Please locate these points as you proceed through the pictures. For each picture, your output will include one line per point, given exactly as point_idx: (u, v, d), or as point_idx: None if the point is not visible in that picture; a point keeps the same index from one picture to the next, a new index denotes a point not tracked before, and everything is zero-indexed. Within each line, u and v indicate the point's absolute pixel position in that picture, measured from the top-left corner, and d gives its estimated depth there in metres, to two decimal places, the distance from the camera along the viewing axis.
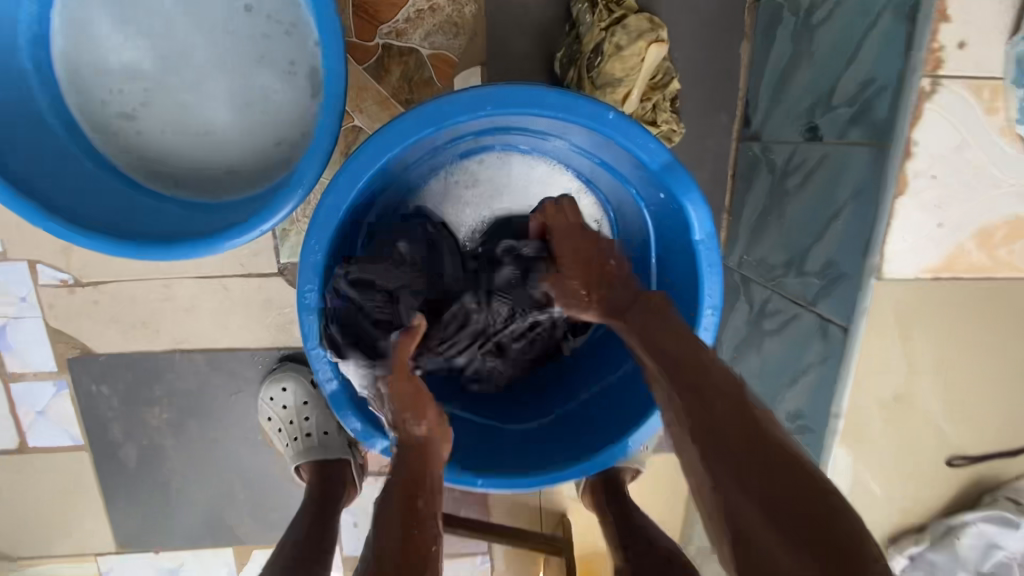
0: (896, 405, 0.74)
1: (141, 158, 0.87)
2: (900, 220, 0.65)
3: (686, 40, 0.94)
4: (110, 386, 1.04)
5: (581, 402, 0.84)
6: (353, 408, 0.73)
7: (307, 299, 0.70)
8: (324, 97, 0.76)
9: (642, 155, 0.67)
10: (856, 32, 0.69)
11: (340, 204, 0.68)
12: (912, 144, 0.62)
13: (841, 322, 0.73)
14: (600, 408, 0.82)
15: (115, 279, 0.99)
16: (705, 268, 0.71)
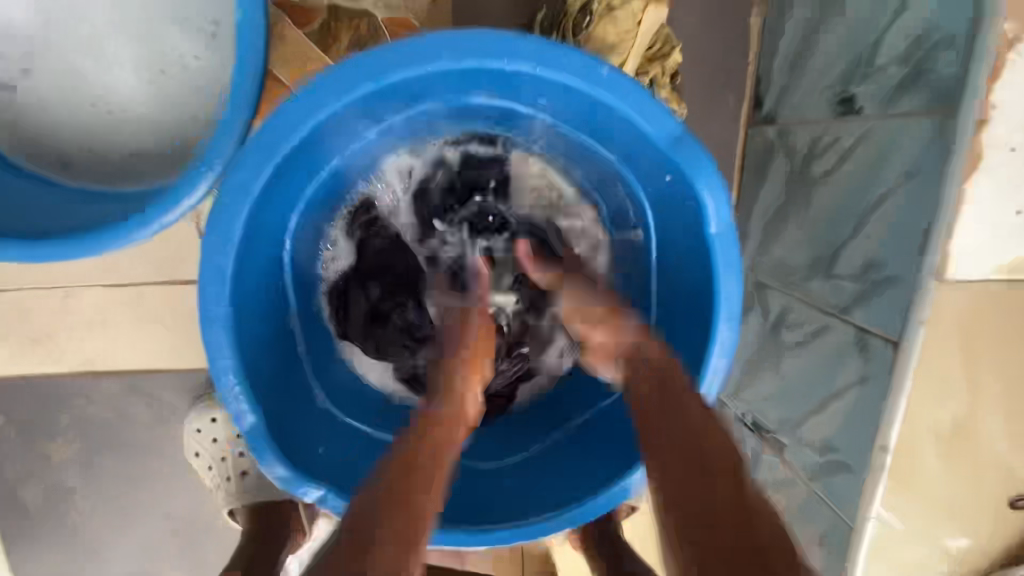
0: (956, 439, 0.59)
1: (20, 135, 0.70)
2: (973, 204, 0.51)
3: (688, 6, 0.80)
4: (5, 417, 0.87)
5: (552, 445, 0.69)
6: (277, 454, 0.57)
7: (208, 311, 0.54)
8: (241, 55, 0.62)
9: (645, 125, 0.54)
10: None
11: (253, 182, 0.53)
12: (990, 107, 0.48)
13: (891, 335, 0.58)
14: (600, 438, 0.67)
15: (6, 288, 0.82)
16: (720, 268, 0.57)
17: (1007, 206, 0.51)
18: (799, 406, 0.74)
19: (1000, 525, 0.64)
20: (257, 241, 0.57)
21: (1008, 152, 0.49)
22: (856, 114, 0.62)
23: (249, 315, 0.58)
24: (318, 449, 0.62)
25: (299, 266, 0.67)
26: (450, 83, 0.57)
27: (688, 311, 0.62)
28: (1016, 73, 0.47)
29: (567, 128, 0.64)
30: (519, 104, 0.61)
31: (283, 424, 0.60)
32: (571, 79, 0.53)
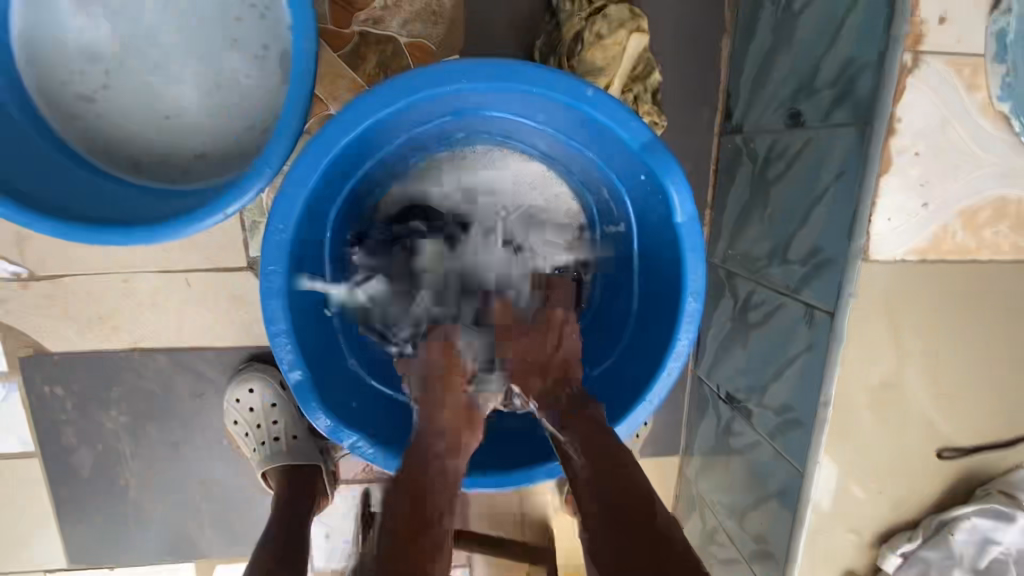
0: (884, 394, 0.72)
1: (102, 143, 0.83)
2: (886, 199, 0.64)
3: (668, 33, 0.93)
4: (64, 388, 0.98)
5: None
6: (321, 407, 0.70)
7: (269, 282, 0.66)
8: (293, 73, 0.73)
9: (624, 134, 0.67)
10: (837, 15, 0.68)
11: (307, 179, 0.66)
12: (895, 121, 0.61)
13: (827, 307, 0.71)
14: None
15: (73, 273, 0.93)
16: (687, 250, 0.69)
17: (914, 200, 0.64)
18: (762, 376, 0.86)
19: (928, 471, 0.76)
20: (306, 228, 0.69)
21: (913, 156, 0.63)
22: (801, 126, 0.75)
23: (300, 291, 0.70)
24: (351, 407, 0.74)
25: (336, 252, 0.78)
26: (466, 99, 0.70)
27: (663, 289, 0.75)
28: (914, 94, 0.61)
29: (561, 136, 0.76)
30: (523, 117, 0.74)
31: (325, 383, 0.72)
32: (564, 97, 0.66)
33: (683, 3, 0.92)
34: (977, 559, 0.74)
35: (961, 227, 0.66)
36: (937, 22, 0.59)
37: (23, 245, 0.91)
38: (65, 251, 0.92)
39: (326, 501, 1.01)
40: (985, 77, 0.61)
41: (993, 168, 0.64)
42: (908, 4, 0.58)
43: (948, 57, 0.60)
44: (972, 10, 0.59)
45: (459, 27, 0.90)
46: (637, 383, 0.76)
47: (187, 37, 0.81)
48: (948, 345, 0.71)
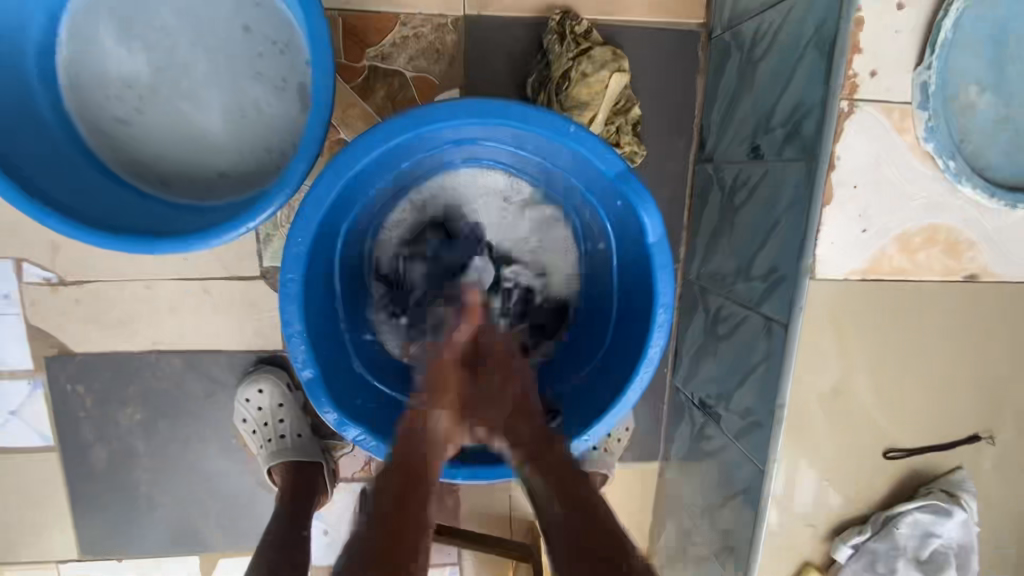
0: (833, 398, 0.80)
1: (133, 161, 0.92)
2: (830, 225, 0.73)
3: (647, 72, 1.04)
4: (85, 386, 1.05)
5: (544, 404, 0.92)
6: (329, 402, 0.78)
7: (287, 289, 0.75)
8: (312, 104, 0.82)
9: (602, 165, 0.76)
10: (789, 64, 0.79)
11: (323, 199, 0.75)
12: (835, 157, 0.71)
13: (782, 320, 0.79)
14: (568, 406, 0.90)
15: (99, 279, 1.01)
16: (658, 268, 0.78)
17: (854, 226, 0.73)
18: (729, 383, 0.94)
19: (875, 471, 0.84)
20: (321, 241, 0.78)
21: (851, 189, 0.72)
22: (761, 159, 0.85)
23: (313, 297, 0.79)
24: (356, 403, 0.83)
25: (346, 264, 0.87)
26: (465, 132, 0.79)
27: (638, 302, 0.84)
28: (849, 135, 0.71)
29: (549, 164, 0.85)
30: (516, 147, 0.83)
31: (333, 380, 0.80)
32: (549, 132, 0.75)
33: (661, 46, 1.03)
34: (919, 550, 0.83)
35: (897, 250, 0.75)
36: (869, 75, 0.69)
37: (55, 252, 1.00)
38: (92, 259, 1.01)
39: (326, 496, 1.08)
40: (912, 121, 0.71)
41: (923, 201, 0.74)
42: (842, 60, 0.69)
43: (879, 104, 0.70)
44: (900, 65, 0.69)
45: (460, 62, 1.01)
46: (612, 389, 0.85)
47: (215, 69, 0.91)
48: (890, 355, 0.79)
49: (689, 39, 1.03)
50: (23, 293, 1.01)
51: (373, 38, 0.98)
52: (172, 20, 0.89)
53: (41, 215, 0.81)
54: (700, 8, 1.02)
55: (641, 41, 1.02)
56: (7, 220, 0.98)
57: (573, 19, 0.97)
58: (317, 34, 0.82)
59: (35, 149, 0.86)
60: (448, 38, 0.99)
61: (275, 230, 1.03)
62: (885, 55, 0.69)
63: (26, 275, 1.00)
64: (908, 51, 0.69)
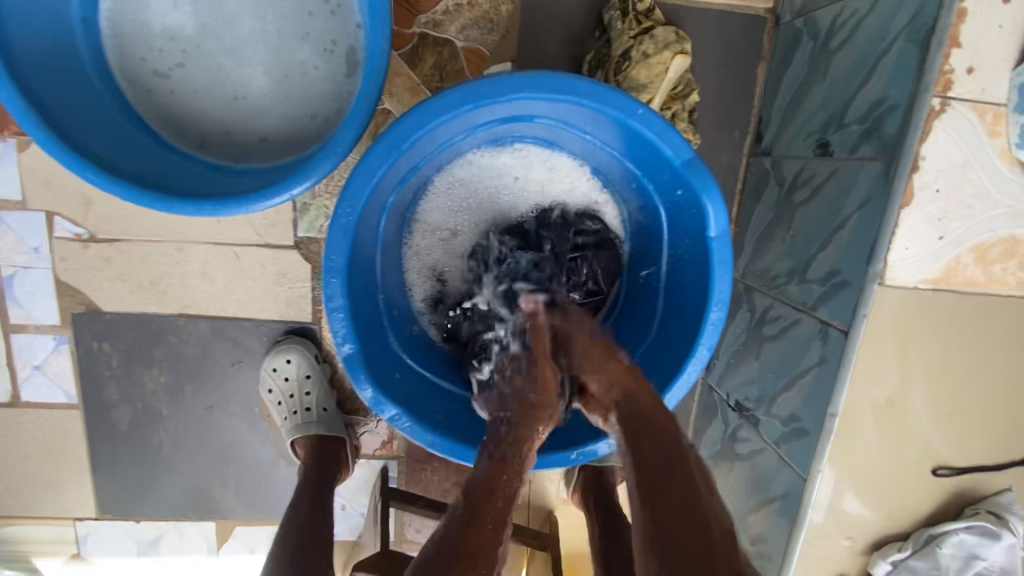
0: (888, 410, 0.77)
1: (174, 118, 0.89)
2: (905, 228, 0.69)
3: (708, 57, 0.99)
4: (112, 345, 1.03)
5: None
6: (369, 378, 0.76)
7: (331, 262, 0.72)
8: (365, 72, 0.79)
9: (668, 149, 0.72)
10: (871, 56, 0.74)
11: (375, 170, 0.71)
12: (920, 158, 0.67)
13: (841, 325, 0.76)
14: None
15: (130, 238, 0.99)
16: (716, 263, 0.75)
17: (931, 232, 0.69)
18: (772, 386, 0.91)
19: (922, 487, 0.81)
20: (367, 215, 0.75)
21: (932, 193, 0.68)
22: (829, 155, 0.81)
23: (356, 270, 0.76)
24: (395, 382, 0.81)
25: (388, 238, 0.84)
26: (526, 106, 0.75)
27: (689, 297, 0.80)
28: (938, 136, 0.66)
29: (605, 146, 0.81)
30: (575, 126, 0.79)
31: (371, 357, 0.78)
32: (616, 111, 0.70)
33: (725, 31, 0.98)
34: (962, 571, 0.80)
35: (972, 261, 0.71)
36: (965, 72, 0.64)
37: (87, 208, 0.97)
38: (125, 217, 0.98)
39: (347, 472, 1.07)
40: (1005, 124, 0.66)
41: (1006, 209, 0.69)
42: (938, 53, 0.64)
43: (971, 104, 0.65)
44: (999, 62, 0.64)
45: (514, 36, 0.96)
46: (650, 390, 0.82)
47: (261, 27, 0.87)
48: (951, 369, 0.75)
49: (754, 26, 0.98)
50: (52, 247, 0.98)
51: (425, 4, 0.94)
52: None
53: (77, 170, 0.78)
54: None
55: (704, 24, 0.98)
56: (37, 170, 0.94)
57: None
58: None
59: (74, 98, 0.83)
60: (503, 8, 0.95)
61: (311, 200, 1.00)
62: (985, 51, 0.64)
63: (56, 229, 0.97)
64: (1011, 48, 0.64)
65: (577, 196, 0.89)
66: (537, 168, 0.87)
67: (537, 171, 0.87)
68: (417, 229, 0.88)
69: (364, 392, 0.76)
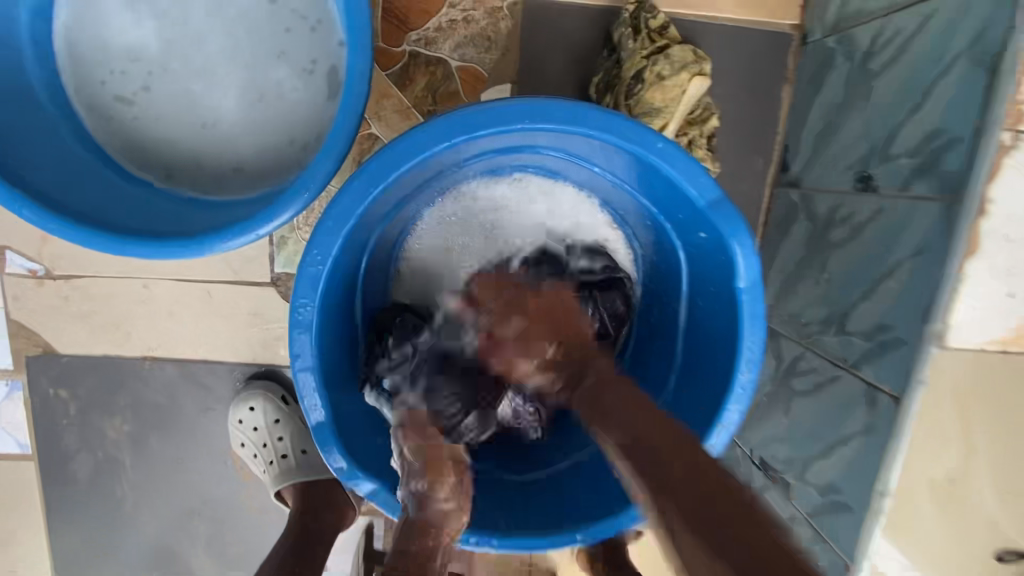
0: (948, 487, 0.65)
1: (136, 146, 0.80)
2: (970, 282, 0.59)
3: (728, 79, 0.90)
4: (69, 391, 0.94)
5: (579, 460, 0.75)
6: (341, 449, 0.66)
7: (300, 316, 0.62)
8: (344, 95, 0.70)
9: (690, 189, 0.61)
10: (923, 80, 0.65)
11: (351, 212, 0.62)
12: (987, 201, 0.57)
13: (893, 391, 0.66)
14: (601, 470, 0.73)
15: (90, 275, 0.90)
16: (746, 318, 0.65)
17: (999, 288, 0.59)
18: (806, 449, 0.80)
19: None
20: (343, 261, 0.66)
21: (1002, 242, 0.58)
22: (872, 192, 0.71)
23: (329, 323, 0.66)
24: (376, 448, 0.71)
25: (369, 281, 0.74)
26: (526, 137, 0.65)
27: (713, 353, 0.70)
28: (1010, 177, 0.56)
29: (615, 179, 0.72)
30: (583, 158, 0.70)
31: (345, 421, 0.68)
32: (630, 145, 0.60)
33: (747, 51, 0.89)
34: None
35: None
36: None
37: (43, 242, 0.88)
38: (85, 252, 0.89)
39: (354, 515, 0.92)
40: None
41: None
42: (1013, 80, 0.53)
43: None
44: None
45: (514, 55, 0.87)
46: None
47: (234, 46, 0.78)
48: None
49: (779, 45, 0.89)
50: (4, 285, 0.89)
51: (417, 20, 0.85)
52: None
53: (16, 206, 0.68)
54: (795, 7, 0.88)
55: (724, 42, 0.89)
56: None
57: (649, 11, 0.83)
58: (356, 10, 0.69)
59: (20, 124, 0.74)
60: (502, 24, 0.86)
61: (290, 233, 0.90)
62: None
63: (9, 265, 0.88)
64: None
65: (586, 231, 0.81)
66: (539, 200, 0.79)
67: (539, 200, 0.79)
68: (409, 267, 0.81)
69: (338, 464, 0.66)
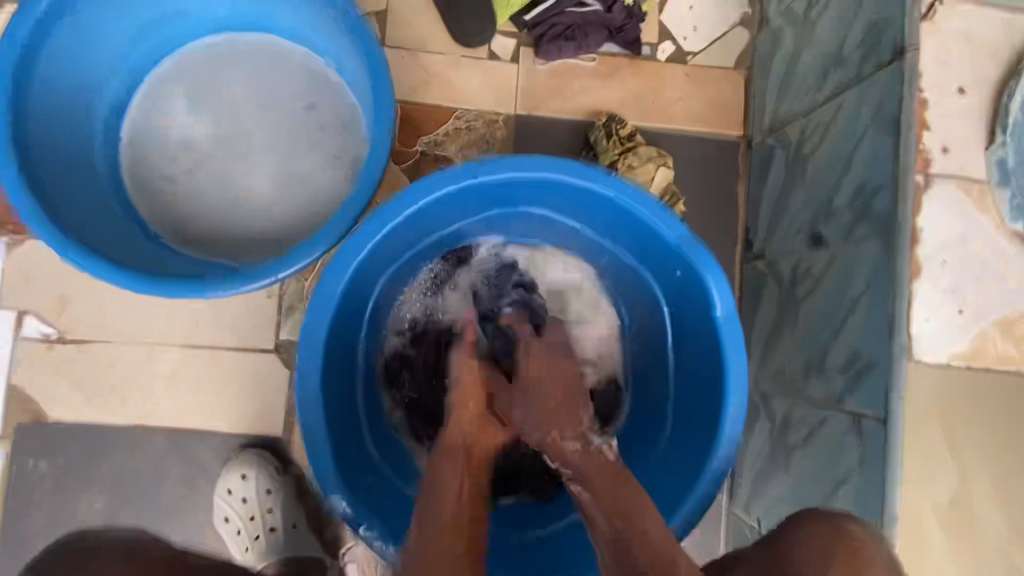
0: (954, 512, 0.67)
1: (175, 218, 0.91)
2: (919, 299, 0.66)
3: (691, 175, 1.06)
4: (51, 462, 0.92)
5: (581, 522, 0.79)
6: (339, 485, 0.66)
7: (312, 337, 0.67)
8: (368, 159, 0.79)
9: (664, 230, 0.71)
10: (845, 150, 0.78)
11: (365, 244, 0.69)
12: (917, 230, 0.66)
13: (876, 414, 0.68)
14: None
15: (102, 340, 0.93)
16: (729, 344, 0.69)
17: (948, 304, 0.66)
18: (812, 500, 0.79)
19: None
20: (353, 294, 0.71)
21: (939, 264, 0.66)
22: (824, 245, 0.81)
23: (336, 355, 0.71)
24: (366, 484, 0.71)
25: (374, 321, 0.80)
26: (523, 192, 0.74)
27: (705, 385, 0.74)
28: (930, 210, 0.66)
29: (596, 236, 0.81)
30: (565, 216, 0.79)
31: (342, 453, 0.69)
32: (608, 193, 0.70)
33: (705, 153, 1.06)
34: None
35: (998, 336, 0.67)
36: (940, 151, 0.67)
37: (63, 308, 0.93)
38: (100, 318, 0.93)
39: None
40: (993, 200, 0.66)
41: (1019, 284, 0.67)
42: (911, 136, 0.67)
43: (955, 180, 0.66)
44: (971, 142, 0.67)
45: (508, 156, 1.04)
46: (673, 495, 0.74)
47: (274, 139, 0.93)
48: (1011, 460, 0.67)
49: (730, 148, 1.07)
50: (16, 348, 0.92)
51: (428, 127, 1.02)
52: (241, 92, 0.93)
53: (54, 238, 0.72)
54: (738, 121, 1.07)
55: (684, 147, 1.06)
56: (22, 270, 0.92)
57: (618, 122, 1.01)
58: (381, 89, 0.80)
59: (73, 184, 0.81)
60: (498, 132, 1.03)
61: (299, 302, 0.96)
62: (955, 134, 0.67)
63: (25, 329, 0.92)
64: (979, 130, 0.67)
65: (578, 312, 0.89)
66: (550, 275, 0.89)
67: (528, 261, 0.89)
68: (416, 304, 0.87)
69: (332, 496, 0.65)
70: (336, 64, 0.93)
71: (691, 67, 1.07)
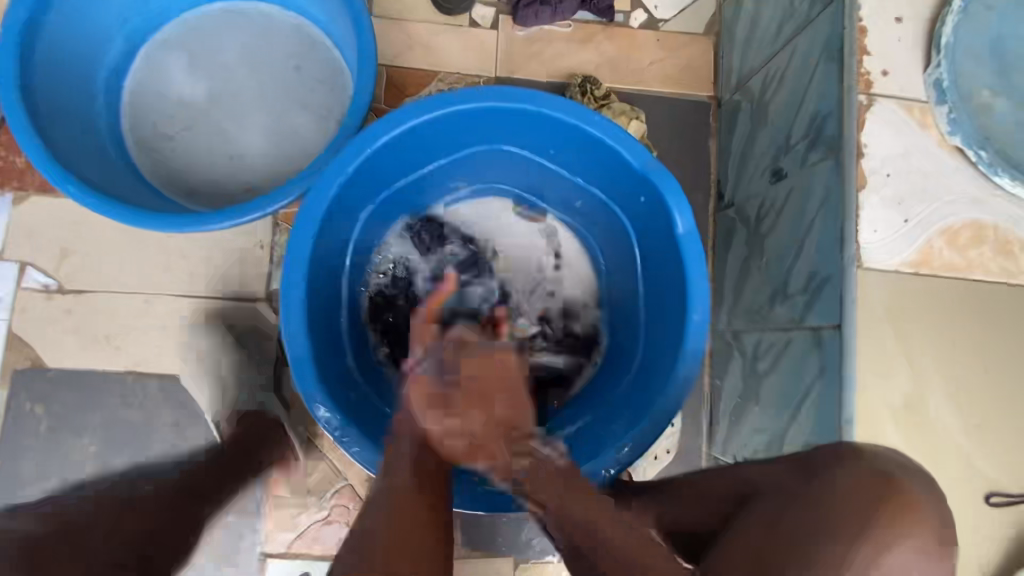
0: (908, 414, 0.68)
1: (171, 171, 0.96)
2: (867, 209, 0.70)
3: (664, 133, 1.11)
4: (46, 407, 0.95)
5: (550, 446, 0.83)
6: (320, 392, 0.70)
7: (296, 251, 0.70)
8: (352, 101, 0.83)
9: (627, 155, 0.75)
10: (800, 87, 0.83)
11: (346, 168, 0.72)
12: (862, 145, 0.71)
13: (831, 323, 0.72)
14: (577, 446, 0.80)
15: (98, 290, 0.97)
16: (690, 260, 0.73)
17: (895, 215, 0.70)
18: (780, 422, 0.82)
19: (974, 521, 0.68)
20: (336, 219, 0.75)
21: (884, 177, 0.70)
22: (784, 178, 0.85)
23: (319, 278, 0.75)
24: (347, 399, 0.76)
25: (357, 256, 0.84)
26: (494, 126, 0.79)
27: (672, 305, 0.77)
28: (873, 126, 0.71)
29: (567, 174, 0.85)
30: (536, 154, 0.83)
31: (324, 368, 0.73)
32: (575, 121, 0.74)
33: (678, 113, 1.12)
34: None
35: (946, 245, 0.70)
36: (881, 74, 0.72)
37: (62, 259, 0.97)
38: (97, 269, 0.97)
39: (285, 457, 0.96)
40: (932, 118, 0.72)
41: (963, 196, 0.71)
42: (852, 61, 0.72)
43: (896, 100, 0.72)
44: (909, 66, 0.72)
45: None
46: (640, 412, 0.76)
47: (265, 98, 0.98)
48: (966, 364, 0.69)
49: (701, 108, 1.12)
50: (15, 298, 0.96)
51: (412, 90, 1.08)
52: (236, 55, 0.99)
53: (55, 173, 0.77)
54: (708, 83, 1.13)
55: (657, 108, 1.11)
56: (25, 223, 0.97)
57: (593, 82, 1.07)
58: (364, 39, 0.85)
59: (75, 133, 0.87)
60: None
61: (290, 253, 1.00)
62: (894, 58, 0.72)
63: (25, 280, 0.96)
64: (915, 55, 0.72)
65: (554, 250, 0.94)
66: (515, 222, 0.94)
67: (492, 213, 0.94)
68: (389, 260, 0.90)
69: (313, 401, 0.70)
70: (326, 30, 0.99)
71: (662, 33, 1.13)
